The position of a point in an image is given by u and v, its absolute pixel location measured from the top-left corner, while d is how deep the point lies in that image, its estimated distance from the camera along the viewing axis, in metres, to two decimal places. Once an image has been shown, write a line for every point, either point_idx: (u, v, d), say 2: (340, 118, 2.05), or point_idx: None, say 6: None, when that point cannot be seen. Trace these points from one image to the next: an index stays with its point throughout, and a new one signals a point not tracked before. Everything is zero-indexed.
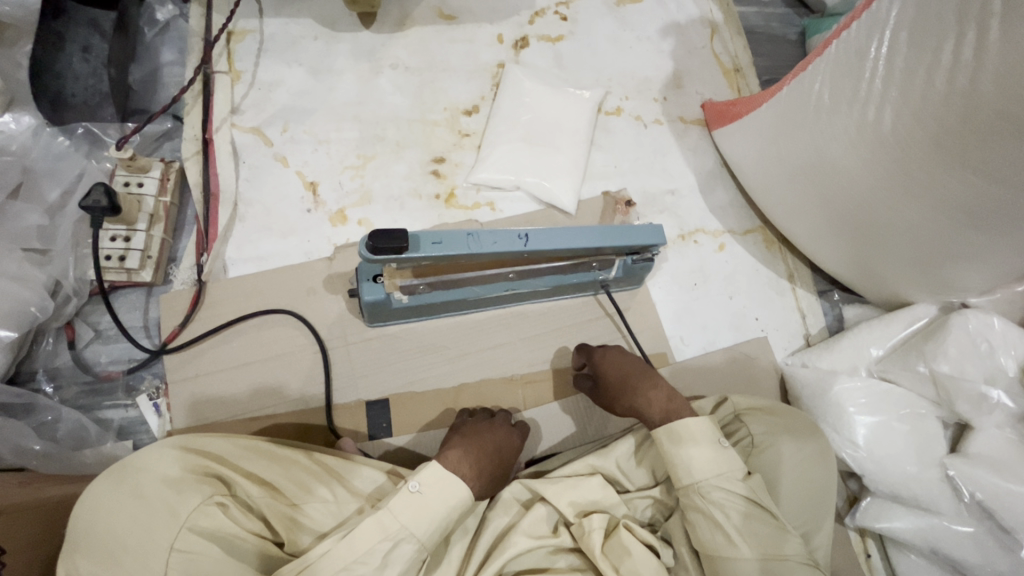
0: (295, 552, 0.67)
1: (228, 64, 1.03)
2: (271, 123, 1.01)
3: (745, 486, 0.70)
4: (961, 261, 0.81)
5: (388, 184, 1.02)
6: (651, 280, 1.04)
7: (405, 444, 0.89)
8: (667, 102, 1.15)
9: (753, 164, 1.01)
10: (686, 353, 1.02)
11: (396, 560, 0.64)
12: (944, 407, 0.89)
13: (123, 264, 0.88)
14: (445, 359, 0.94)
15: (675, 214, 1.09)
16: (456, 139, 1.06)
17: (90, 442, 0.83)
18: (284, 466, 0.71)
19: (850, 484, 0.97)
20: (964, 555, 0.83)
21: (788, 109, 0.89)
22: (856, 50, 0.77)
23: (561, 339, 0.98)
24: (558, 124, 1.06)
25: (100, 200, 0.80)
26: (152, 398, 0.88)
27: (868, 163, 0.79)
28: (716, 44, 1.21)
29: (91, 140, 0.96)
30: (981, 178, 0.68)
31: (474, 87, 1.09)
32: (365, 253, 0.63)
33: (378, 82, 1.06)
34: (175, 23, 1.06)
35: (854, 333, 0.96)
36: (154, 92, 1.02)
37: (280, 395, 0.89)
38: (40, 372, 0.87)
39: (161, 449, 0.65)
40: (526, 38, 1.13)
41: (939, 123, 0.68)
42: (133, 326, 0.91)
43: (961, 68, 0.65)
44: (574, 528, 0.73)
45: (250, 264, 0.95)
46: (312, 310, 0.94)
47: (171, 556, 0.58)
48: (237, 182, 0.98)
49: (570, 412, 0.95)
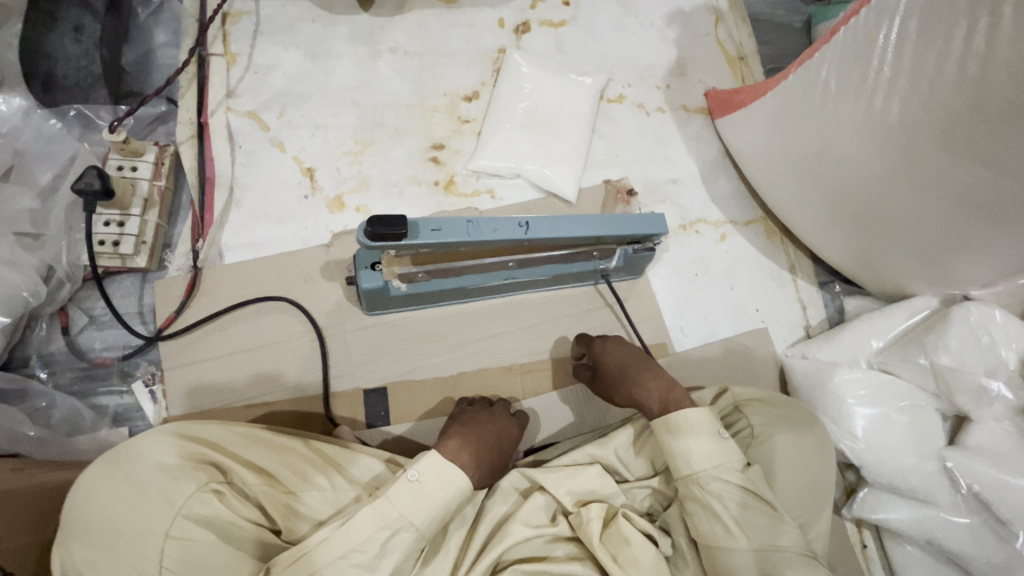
0: (292, 540, 0.66)
1: (223, 46, 1.01)
2: (268, 107, 1.00)
3: (743, 477, 0.70)
4: (964, 252, 0.80)
5: (386, 170, 1.00)
6: (651, 270, 1.03)
7: (404, 433, 0.89)
8: (670, 90, 1.14)
9: (756, 154, 1.00)
10: (685, 343, 1.01)
11: (394, 548, 0.63)
12: (943, 399, 0.90)
13: (117, 250, 0.86)
14: (444, 348, 0.93)
15: (677, 204, 1.08)
16: (456, 125, 1.04)
17: (85, 429, 0.82)
18: (281, 453, 0.69)
19: (848, 475, 0.97)
20: (961, 546, 0.84)
21: (792, 97, 0.88)
22: (864, 36, 0.76)
23: (561, 329, 0.97)
24: (560, 111, 1.05)
25: (93, 182, 0.78)
26: (147, 385, 0.87)
27: (874, 153, 0.78)
28: (720, 31, 1.19)
29: (83, 122, 0.94)
30: (987, 169, 0.67)
31: (474, 73, 1.07)
32: (364, 240, 0.62)
33: (377, 67, 1.04)
34: (169, 4, 1.03)
35: (856, 324, 0.96)
36: (147, 75, 0.99)
37: (277, 383, 0.88)
38: (34, 358, 0.86)
39: (157, 436, 0.64)
40: (527, 23, 1.11)
41: (947, 111, 0.68)
42: (127, 312, 0.90)
43: (972, 55, 0.64)
44: (573, 517, 0.72)
45: (247, 251, 0.94)
46: (309, 298, 0.93)
47: (166, 543, 0.58)
48: (233, 168, 0.97)
49: (569, 402, 0.94)
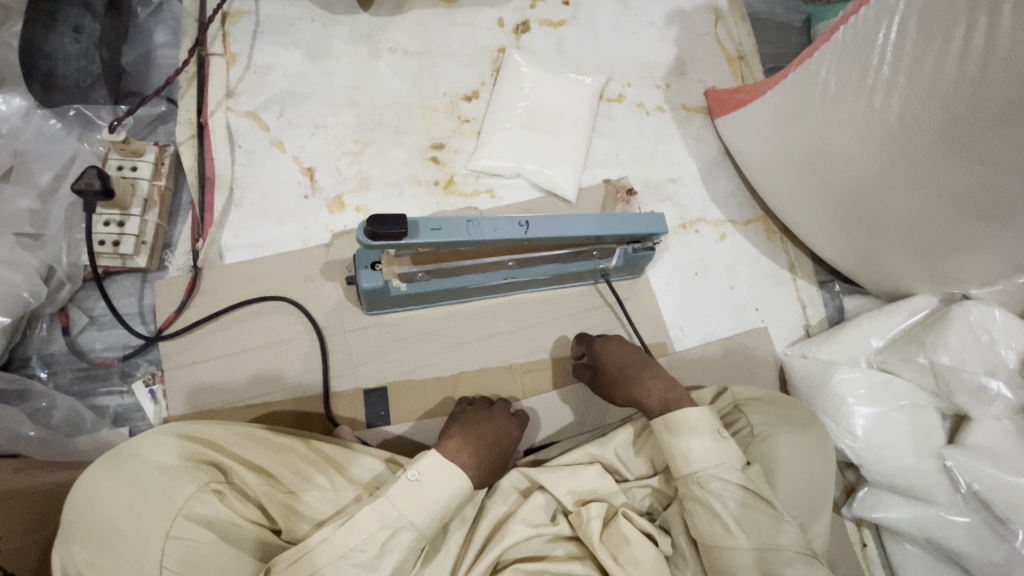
0: (293, 540, 0.66)
1: (223, 46, 1.01)
2: (268, 107, 1.00)
3: (743, 476, 0.70)
4: (964, 251, 0.80)
5: (386, 169, 1.00)
6: (651, 269, 1.03)
7: (404, 432, 0.89)
8: (670, 89, 1.14)
9: (756, 153, 1.00)
10: (685, 343, 1.01)
11: (395, 548, 0.63)
12: (943, 398, 0.90)
13: (117, 250, 0.86)
14: (444, 348, 0.94)
15: (676, 204, 1.08)
16: (456, 125, 1.04)
17: (85, 429, 0.82)
18: (281, 453, 0.70)
19: (847, 474, 0.97)
20: (960, 544, 0.84)
21: (792, 96, 0.88)
22: (864, 35, 0.76)
23: (561, 329, 0.97)
24: (560, 110, 1.05)
25: (93, 182, 0.78)
26: (147, 385, 0.87)
27: (874, 152, 0.78)
28: (720, 30, 1.19)
29: (83, 122, 0.94)
30: (987, 168, 0.67)
31: (474, 72, 1.07)
32: (364, 240, 0.62)
33: (377, 67, 1.04)
34: (169, 4, 1.03)
35: (856, 323, 0.96)
36: (146, 75, 1.00)
37: (278, 383, 0.89)
38: (34, 358, 0.86)
39: (158, 436, 0.64)
40: (527, 22, 1.11)
41: (947, 111, 0.68)
42: (127, 312, 0.90)
43: (971, 55, 0.64)
44: (573, 517, 0.72)
45: (248, 251, 0.94)
46: (309, 298, 0.93)
47: (167, 543, 0.58)
48: (233, 167, 0.97)
49: (569, 402, 0.94)
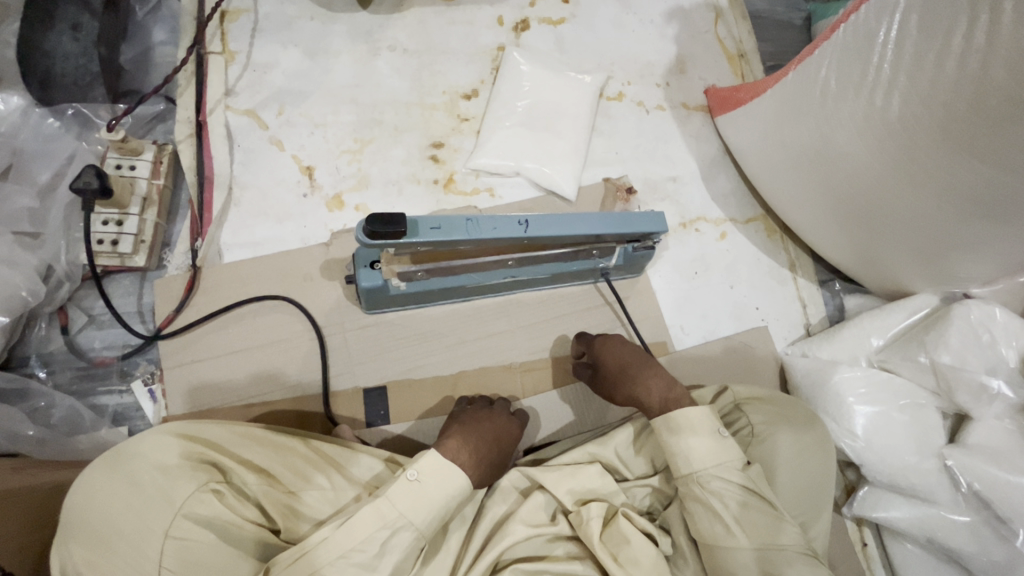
0: (293, 540, 0.66)
1: (222, 44, 1.01)
2: (266, 106, 0.99)
3: (743, 476, 0.70)
4: (964, 250, 0.80)
5: (385, 168, 1.00)
6: (651, 268, 1.03)
7: (403, 432, 0.89)
8: (670, 87, 1.14)
9: (756, 151, 1.00)
10: (685, 342, 1.01)
11: (394, 548, 0.63)
12: (944, 398, 0.89)
13: (116, 249, 0.86)
14: (443, 347, 0.93)
15: (676, 203, 1.08)
16: (456, 123, 1.04)
17: (84, 428, 0.82)
18: (280, 453, 0.69)
19: (848, 473, 0.97)
20: (960, 543, 0.84)
21: (792, 94, 0.88)
22: (865, 32, 0.76)
23: (561, 328, 0.97)
24: (559, 108, 1.05)
25: (91, 182, 0.77)
26: (147, 384, 0.87)
27: (874, 151, 0.78)
28: (720, 28, 1.19)
29: (81, 121, 0.93)
30: (987, 166, 0.67)
31: (474, 70, 1.07)
32: (363, 239, 0.62)
33: (376, 65, 1.04)
34: (167, 2, 1.03)
35: (857, 322, 0.96)
36: (145, 74, 0.99)
37: (277, 382, 0.88)
38: (33, 357, 0.86)
39: (158, 436, 0.64)
40: (526, 20, 1.11)
41: (948, 109, 0.67)
42: (127, 311, 0.90)
43: (972, 53, 0.63)
44: (573, 516, 0.72)
45: (247, 250, 0.94)
46: (308, 297, 0.92)
47: (166, 543, 0.58)
48: (232, 166, 0.96)
49: (569, 401, 0.94)
